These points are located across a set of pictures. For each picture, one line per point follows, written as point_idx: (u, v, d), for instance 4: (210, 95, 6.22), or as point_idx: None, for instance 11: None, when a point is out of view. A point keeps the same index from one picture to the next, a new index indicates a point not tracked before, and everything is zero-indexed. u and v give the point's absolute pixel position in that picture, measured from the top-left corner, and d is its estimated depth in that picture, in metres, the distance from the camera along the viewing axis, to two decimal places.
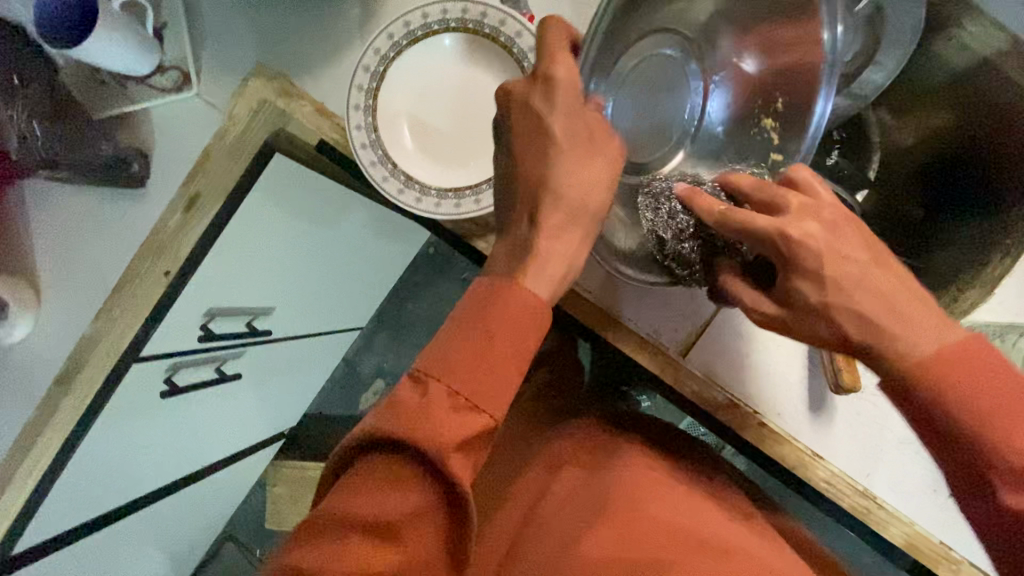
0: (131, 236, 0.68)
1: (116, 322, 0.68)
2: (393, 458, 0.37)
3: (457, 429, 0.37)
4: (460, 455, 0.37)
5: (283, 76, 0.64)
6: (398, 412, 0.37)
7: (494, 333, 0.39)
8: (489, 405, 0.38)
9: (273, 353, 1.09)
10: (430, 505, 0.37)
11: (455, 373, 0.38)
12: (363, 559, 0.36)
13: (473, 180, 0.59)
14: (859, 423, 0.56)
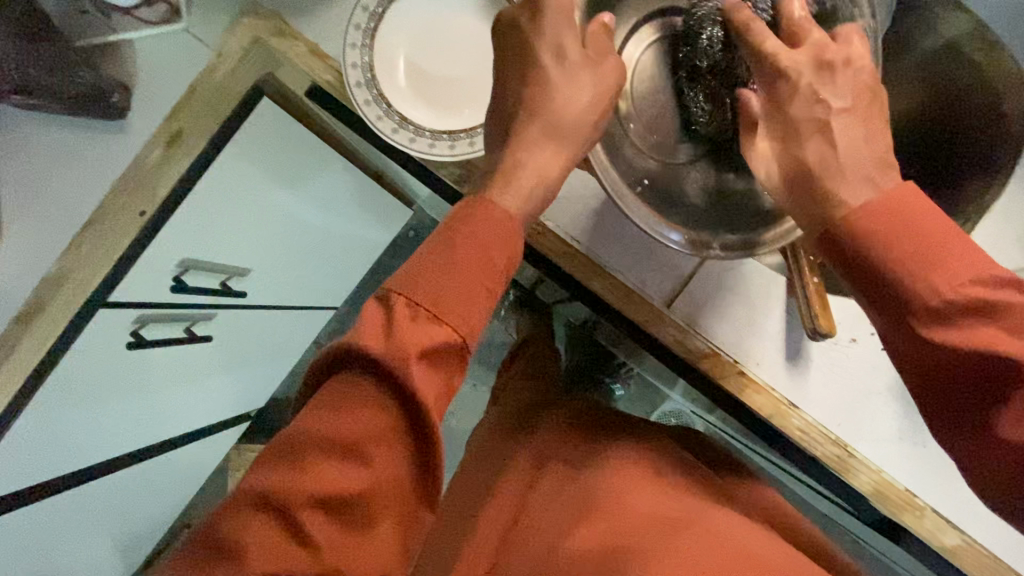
0: (109, 171, 0.66)
1: (87, 261, 0.66)
2: (355, 377, 0.35)
3: (421, 337, 0.36)
4: (424, 364, 0.35)
5: (276, 13, 0.63)
6: (362, 328, 0.36)
7: (459, 250, 0.38)
8: (450, 316, 0.37)
9: (244, 319, 1.04)
10: (395, 426, 0.35)
11: (420, 291, 0.37)
12: (328, 478, 0.34)
13: (466, 124, 0.59)
14: (834, 374, 0.58)
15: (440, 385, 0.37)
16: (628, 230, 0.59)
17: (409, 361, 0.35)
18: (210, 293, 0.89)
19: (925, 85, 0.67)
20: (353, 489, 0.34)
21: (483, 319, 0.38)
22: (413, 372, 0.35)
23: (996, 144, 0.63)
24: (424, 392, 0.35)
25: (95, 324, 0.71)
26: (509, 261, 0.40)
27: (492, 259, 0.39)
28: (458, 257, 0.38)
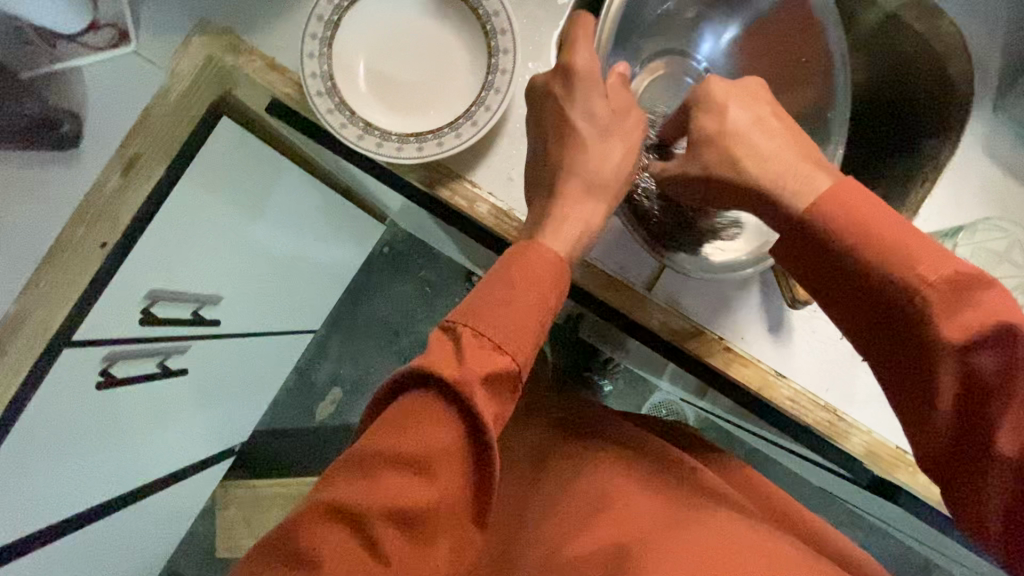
0: (63, 204, 0.62)
1: (47, 299, 0.63)
2: (428, 398, 0.36)
3: (485, 367, 0.36)
4: (487, 393, 0.36)
5: (228, 30, 0.62)
6: (432, 355, 0.36)
7: (517, 285, 0.40)
8: (509, 345, 0.38)
9: (218, 348, 1.01)
10: (463, 452, 0.36)
11: (483, 321, 0.38)
12: (398, 495, 0.34)
13: (431, 126, 0.59)
14: (815, 340, 0.59)
15: (500, 413, 0.38)
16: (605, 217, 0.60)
17: (478, 387, 0.36)
18: (183, 323, 0.86)
19: (874, 52, 0.70)
20: (422, 510, 0.34)
21: (537, 349, 0.39)
22: (481, 399, 0.36)
23: (945, 105, 0.65)
24: (488, 419, 0.36)
25: (60, 364, 0.68)
26: (560, 297, 0.41)
27: (547, 296, 0.40)
28: (520, 288, 0.39)
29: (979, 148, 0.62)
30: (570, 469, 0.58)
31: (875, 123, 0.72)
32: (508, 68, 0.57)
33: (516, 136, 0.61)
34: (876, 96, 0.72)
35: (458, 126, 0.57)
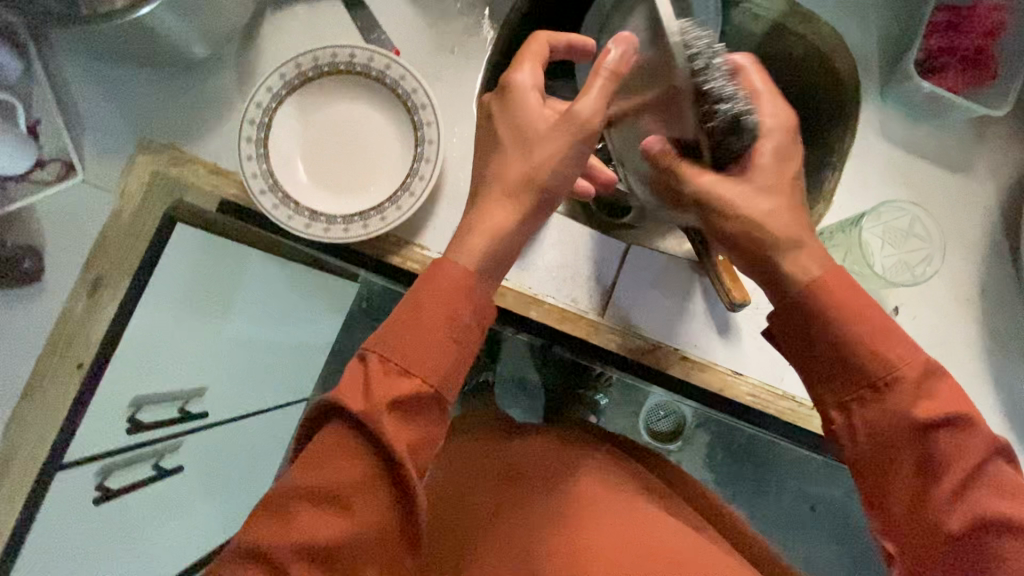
0: (36, 337, 0.66)
1: (34, 429, 0.65)
2: (338, 433, 0.42)
3: (389, 393, 0.42)
4: (393, 419, 0.42)
5: (170, 146, 0.67)
6: (343, 389, 0.42)
7: (423, 307, 0.44)
8: (416, 370, 0.43)
9: (214, 438, 1.02)
10: (374, 475, 0.42)
11: (390, 351, 0.43)
12: (311, 526, 0.40)
13: (373, 201, 0.63)
14: (763, 336, 0.63)
15: (416, 433, 0.43)
16: (549, 258, 0.65)
17: (380, 411, 0.41)
18: (172, 423, 0.85)
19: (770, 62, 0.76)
20: (333, 536, 0.40)
21: (448, 368, 0.44)
22: (385, 422, 0.41)
23: (837, 97, 0.71)
24: (393, 441, 0.41)
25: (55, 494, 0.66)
26: (474, 319, 0.45)
27: (457, 316, 0.44)
28: (423, 310, 0.44)
29: (876, 132, 0.66)
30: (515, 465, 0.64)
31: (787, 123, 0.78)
32: (433, 138, 0.61)
33: (455, 197, 0.65)
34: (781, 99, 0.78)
35: (397, 198, 0.61)
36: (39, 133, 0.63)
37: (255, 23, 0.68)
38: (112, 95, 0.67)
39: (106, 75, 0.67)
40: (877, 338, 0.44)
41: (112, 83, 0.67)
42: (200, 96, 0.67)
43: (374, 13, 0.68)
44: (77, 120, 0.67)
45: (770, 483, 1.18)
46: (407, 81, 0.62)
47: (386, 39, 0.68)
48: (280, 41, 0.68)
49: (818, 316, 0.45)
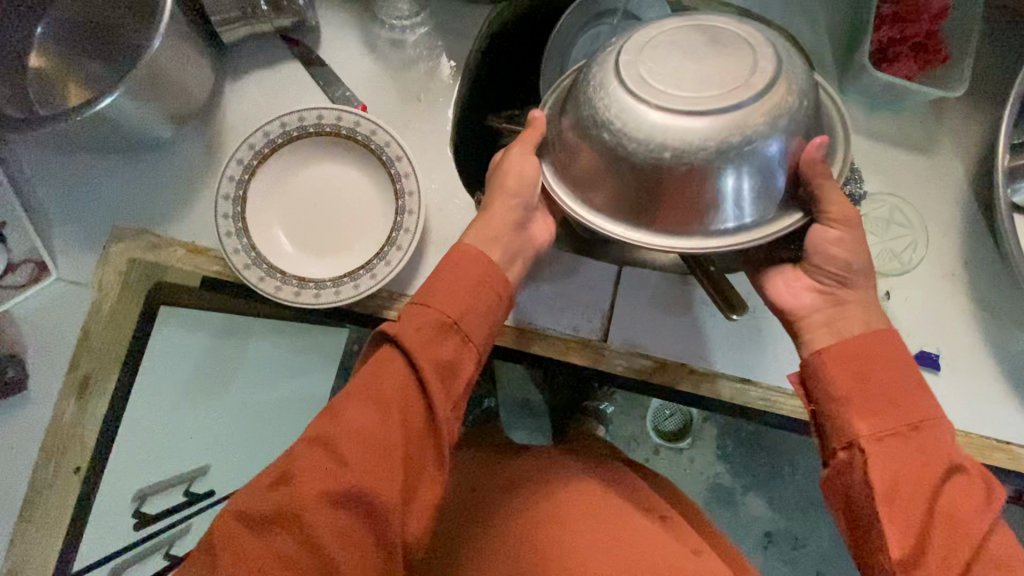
0: (27, 446, 0.63)
1: (35, 545, 0.62)
2: (387, 355, 0.46)
3: (430, 331, 0.46)
4: (434, 352, 0.46)
5: (144, 231, 0.65)
6: (394, 321, 0.47)
7: (457, 260, 0.49)
8: (454, 318, 0.47)
9: None
10: (410, 384, 0.45)
11: (431, 296, 0.48)
12: (354, 432, 0.43)
13: (361, 259, 0.62)
14: (766, 337, 0.64)
15: (444, 355, 0.46)
16: (545, 292, 0.65)
17: (410, 327, 0.46)
18: (178, 506, 0.80)
19: None
20: (374, 428, 0.43)
21: (482, 319, 0.48)
22: (413, 336, 0.45)
23: None
24: (420, 354, 0.45)
25: None
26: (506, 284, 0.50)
27: (490, 276, 0.49)
28: (451, 268, 0.49)
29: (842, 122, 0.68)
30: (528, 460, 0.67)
31: None
32: (414, 189, 0.61)
33: (442, 244, 0.64)
34: None
35: (385, 253, 0.60)
36: (8, 235, 0.62)
37: (216, 95, 0.67)
38: (78, 186, 0.65)
39: (68, 167, 0.65)
40: (904, 402, 0.44)
41: (76, 174, 0.65)
42: (170, 176, 0.66)
43: (335, 70, 0.68)
44: (45, 216, 0.65)
45: (784, 468, 1.13)
46: (380, 135, 0.61)
47: (351, 94, 0.68)
48: (244, 109, 0.67)
49: (854, 366, 0.45)
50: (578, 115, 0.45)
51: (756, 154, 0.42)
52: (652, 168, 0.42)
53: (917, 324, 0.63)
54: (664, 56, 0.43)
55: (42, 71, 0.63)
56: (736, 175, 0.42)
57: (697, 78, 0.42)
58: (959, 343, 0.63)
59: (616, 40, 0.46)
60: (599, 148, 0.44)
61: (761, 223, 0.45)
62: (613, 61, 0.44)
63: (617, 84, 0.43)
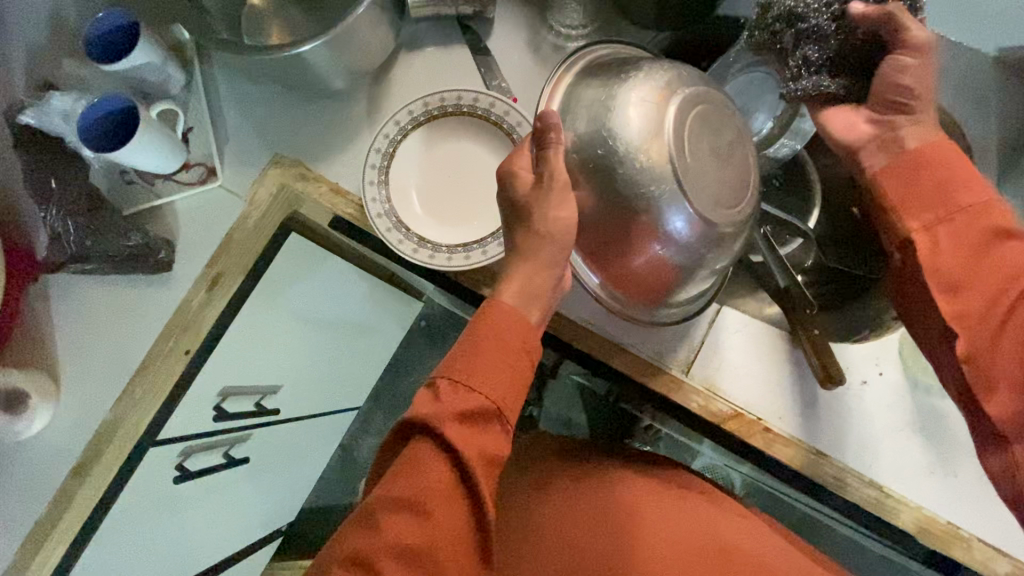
0: (154, 319, 0.72)
1: (137, 405, 0.70)
2: (423, 446, 0.48)
3: (461, 405, 0.48)
4: (465, 428, 0.48)
5: (298, 162, 0.73)
6: (420, 406, 0.49)
7: (479, 334, 0.51)
8: (481, 387, 0.49)
9: None
10: (449, 475, 0.47)
11: (459, 371, 0.50)
12: (400, 532, 0.45)
13: (475, 235, 0.67)
14: (853, 417, 0.62)
15: (486, 444, 0.49)
16: None
17: (450, 418, 0.47)
18: (248, 415, 0.85)
19: None
20: (417, 540, 0.45)
21: (515, 384, 0.51)
22: (454, 428, 0.47)
23: None
24: (464, 446, 0.47)
25: (144, 462, 0.72)
26: (529, 342, 0.52)
27: (512, 343, 0.51)
28: (479, 339, 0.50)
29: None
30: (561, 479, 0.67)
31: None
32: None
33: None
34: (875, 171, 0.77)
35: (500, 235, 0.65)
36: (191, 139, 0.72)
37: (389, 61, 0.74)
38: (255, 110, 0.74)
39: (252, 92, 0.74)
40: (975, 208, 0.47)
41: (256, 100, 0.74)
42: (332, 121, 0.74)
43: (498, 60, 0.74)
44: (222, 129, 0.74)
45: None
46: (524, 127, 0.67)
47: (504, 86, 0.73)
48: (408, 79, 0.74)
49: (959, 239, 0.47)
50: (610, 145, 0.55)
51: (695, 244, 0.56)
52: (636, 223, 0.55)
53: None
54: (696, 137, 0.55)
55: (256, 9, 0.72)
56: (673, 255, 0.56)
57: (708, 174, 0.55)
58: None
59: (663, 82, 0.56)
60: (614, 186, 0.55)
61: (669, 292, 0.60)
62: (657, 111, 0.55)
63: (652, 134, 0.54)
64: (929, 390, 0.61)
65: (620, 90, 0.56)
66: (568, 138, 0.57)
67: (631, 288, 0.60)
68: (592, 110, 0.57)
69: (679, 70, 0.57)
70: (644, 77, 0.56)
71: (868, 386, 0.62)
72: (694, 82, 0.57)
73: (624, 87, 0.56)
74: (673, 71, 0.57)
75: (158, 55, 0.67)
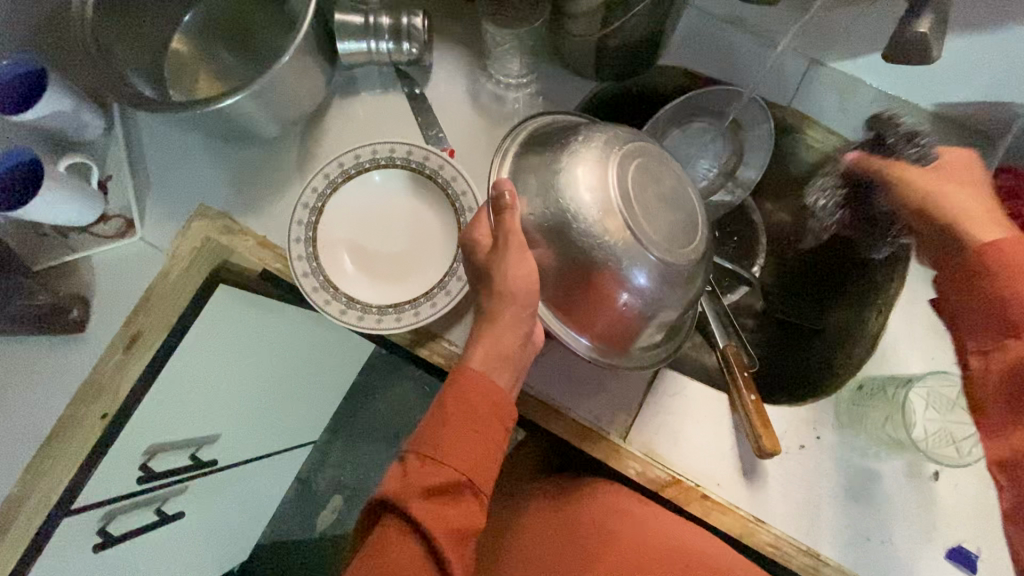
0: (69, 381, 0.67)
1: (49, 472, 0.65)
2: (391, 522, 0.45)
3: (428, 479, 0.45)
4: (429, 500, 0.45)
5: (225, 214, 0.70)
6: (386, 482, 0.46)
7: (446, 404, 0.47)
8: (451, 460, 0.46)
9: (236, 472, 1.00)
10: (422, 554, 0.44)
11: (426, 444, 0.46)
12: None
13: (409, 296, 0.65)
14: (790, 483, 0.60)
15: (457, 518, 0.46)
16: (573, 372, 0.64)
17: (418, 494, 0.45)
18: (184, 467, 0.82)
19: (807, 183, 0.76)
20: None
21: (487, 454, 0.47)
22: (421, 505, 0.45)
23: (891, 239, 0.69)
24: (432, 525, 0.44)
25: (61, 530, 0.67)
26: (502, 406, 0.49)
27: (482, 412, 0.48)
28: (449, 410, 0.47)
29: (927, 284, 0.65)
30: (539, 528, 0.65)
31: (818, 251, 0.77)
32: None
33: None
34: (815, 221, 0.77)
35: (433, 295, 0.63)
36: (109, 188, 0.68)
37: (324, 108, 0.72)
38: (183, 159, 0.71)
39: (175, 139, 0.71)
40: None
41: (183, 149, 0.71)
42: (262, 170, 0.71)
43: (434, 109, 0.72)
44: (145, 179, 0.71)
45: None
46: (468, 198, 0.64)
47: (443, 136, 0.71)
48: (342, 125, 0.72)
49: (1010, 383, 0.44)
50: (561, 208, 0.52)
51: (659, 290, 0.53)
52: (596, 274, 0.52)
53: (956, 514, 0.59)
54: (640, 186, 0.52)
55: (179, 54, 0.69)
56: (639, 302, 0.54)
57: (658, 221, 0.52)
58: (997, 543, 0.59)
59: (602, 139, 0.54)
60: (570, 243, 0.52)
61: (638, 339, 0.57)
62: (599, 166, 0.52)
63: (598, 192, 0.51)
64: (866, 453, 0.61)
65: (563, 151, 0.54)
66: (524, 205, 0.55)
67: (604, 338, 0.57)
68: (541, 175, 0.55)
69: (615, 126, 0.56)
70: (584, 136, 0.55)
71: (805, 451, 0.61)
72: (631, 135, 0.55)
73: (568, 149, 0.54)
74: (610, 129, 0.55)
75: (68, 103, 0.62)
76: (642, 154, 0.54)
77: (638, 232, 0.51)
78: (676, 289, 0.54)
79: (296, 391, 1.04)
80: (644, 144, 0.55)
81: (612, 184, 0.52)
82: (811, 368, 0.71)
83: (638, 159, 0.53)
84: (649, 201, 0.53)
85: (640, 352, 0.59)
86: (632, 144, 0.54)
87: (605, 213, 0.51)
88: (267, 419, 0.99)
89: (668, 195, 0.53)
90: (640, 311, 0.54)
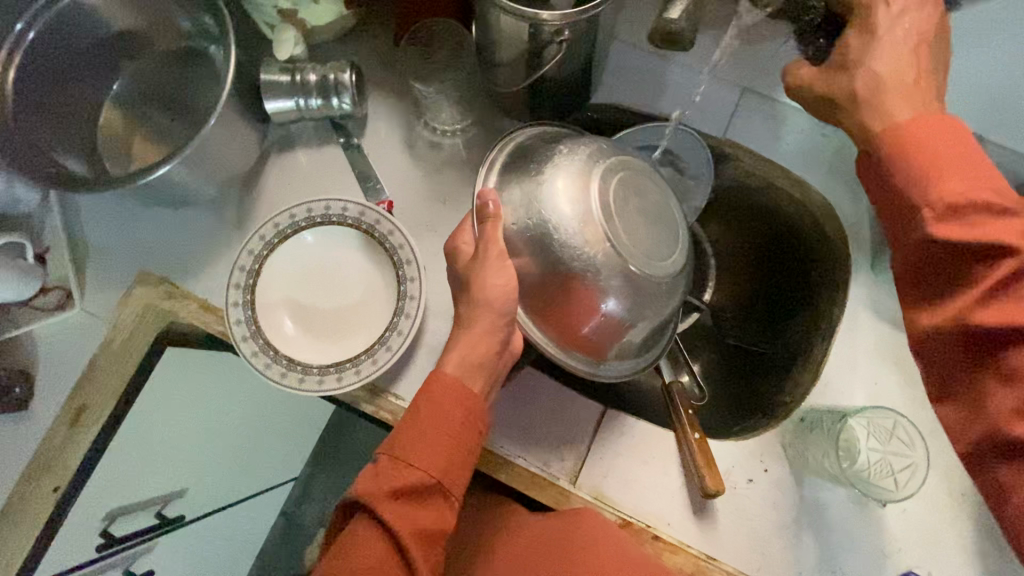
0: (17, 458, 0.67)
1: (1, 552, 0.65)
2: (359, 519, 0.47)
3: (396, 479, 0.47)
4: (397, 500, 0.46)
5: (166, 279, 0.70)
6: (358, 481, 0.48)
7: (420, 407, 0.50)
8: (420, 462, 0.48)
9: (210, 522, 0.99)
10: (389, 554, 0.45)
11: (397, 447, 0.48)
12: None
13: (350, 353, 0.64)
14: (740, 517, 0.61)
15: (423, 522, 0.47)
16: (520, 420, 0.64)
17: (386, 494, 0.46)
18: (151, 527, 0.81)
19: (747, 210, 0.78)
20: None
21: (455, 459, 0.49)
22: (389, 505, 0.46)
23: (828, 258, 0.70)
24: (400, 523, 0.45)
25: None
26: (471, 415, 0.50)
27: (452, 419, 0.49)
28: (423, 412, 0.49)
29: (867, 308, 0.65)
30: None
31: (765, 274, 0.79)
32: (415, 294, 0.63)
33: (434, 349, 0.66)
34: (759, 245, 0.79)
35: (374, 351, 0.62)
36: (48, 260, 0.68)
37: (260, 163, 0.72)
38: (122, 225, 0.71)
39: (114, 207, 0.71)
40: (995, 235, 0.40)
41: (123, 214, 0.71)
42: (202, 230, 0.71)
43: (371, 160, 0.72)
44: (84, 247, 0.70)
45: None
46: (405, 250, 0.64)
47: (380, 187, 0.70)
48: (280, 180, 0.72)
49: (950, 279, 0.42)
50: (543, 220, 0.53)
51: (634, 306, 0.54)
52: (575, 287, 0.53)
53: (904, 541, 0.59)
54: (623, 200, 0.53)
55: (112, 125, 0.68)
56: (621, 315, 0.54)
57: (638, 234, 0.54)
58: (948, 567, 0.59)
59: (585, 153, 0.55)
60: (550, 257, 0.52)
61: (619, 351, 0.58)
62: (583, 178, 0.53)
63: (580, 206, 0.52)
64: (813, 484, 0.61)
65: (545, 164, 0.55)
66: (507, 214, 0.55)
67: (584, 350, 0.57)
68: (524, 187, 0.55)
69: (597, 142, 0.57)
70: (567, 150, 0.55)
71: (755, 486, 0.62)
72: (613, 151, 0.56)
73: (551, 161, 0.55)
74: (592, 145, 0.56)
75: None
76: (627, 168, 0.55)
77: (624, 242, 0.52)
78: (649, 306, 0.55)
79: (264, 434, 1.03)
80: (625, 159, 0.56)
81: (599, 194, 0.52)
82: (762, 390, 0.72)
83: (624, 173, 0.55)
84: (634, 212, 0.54)
85: (621, 364, 0.59)
86: (619, 158, 0.55)
87: (591, 222, 0.52)
88: (236, 466, 0.98)
89: (650, 208, 0.55)
90: (618, 324, 0.55)
